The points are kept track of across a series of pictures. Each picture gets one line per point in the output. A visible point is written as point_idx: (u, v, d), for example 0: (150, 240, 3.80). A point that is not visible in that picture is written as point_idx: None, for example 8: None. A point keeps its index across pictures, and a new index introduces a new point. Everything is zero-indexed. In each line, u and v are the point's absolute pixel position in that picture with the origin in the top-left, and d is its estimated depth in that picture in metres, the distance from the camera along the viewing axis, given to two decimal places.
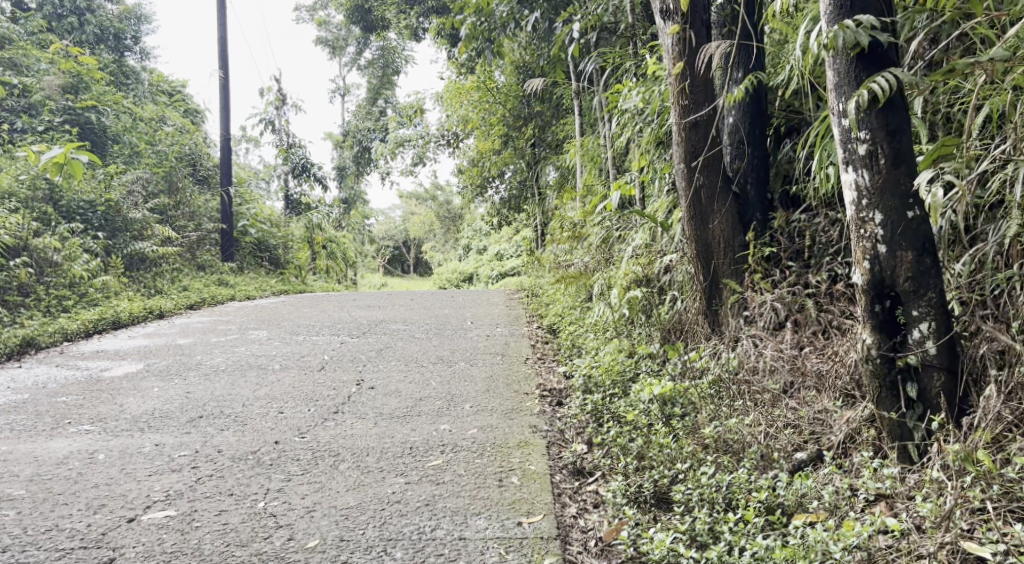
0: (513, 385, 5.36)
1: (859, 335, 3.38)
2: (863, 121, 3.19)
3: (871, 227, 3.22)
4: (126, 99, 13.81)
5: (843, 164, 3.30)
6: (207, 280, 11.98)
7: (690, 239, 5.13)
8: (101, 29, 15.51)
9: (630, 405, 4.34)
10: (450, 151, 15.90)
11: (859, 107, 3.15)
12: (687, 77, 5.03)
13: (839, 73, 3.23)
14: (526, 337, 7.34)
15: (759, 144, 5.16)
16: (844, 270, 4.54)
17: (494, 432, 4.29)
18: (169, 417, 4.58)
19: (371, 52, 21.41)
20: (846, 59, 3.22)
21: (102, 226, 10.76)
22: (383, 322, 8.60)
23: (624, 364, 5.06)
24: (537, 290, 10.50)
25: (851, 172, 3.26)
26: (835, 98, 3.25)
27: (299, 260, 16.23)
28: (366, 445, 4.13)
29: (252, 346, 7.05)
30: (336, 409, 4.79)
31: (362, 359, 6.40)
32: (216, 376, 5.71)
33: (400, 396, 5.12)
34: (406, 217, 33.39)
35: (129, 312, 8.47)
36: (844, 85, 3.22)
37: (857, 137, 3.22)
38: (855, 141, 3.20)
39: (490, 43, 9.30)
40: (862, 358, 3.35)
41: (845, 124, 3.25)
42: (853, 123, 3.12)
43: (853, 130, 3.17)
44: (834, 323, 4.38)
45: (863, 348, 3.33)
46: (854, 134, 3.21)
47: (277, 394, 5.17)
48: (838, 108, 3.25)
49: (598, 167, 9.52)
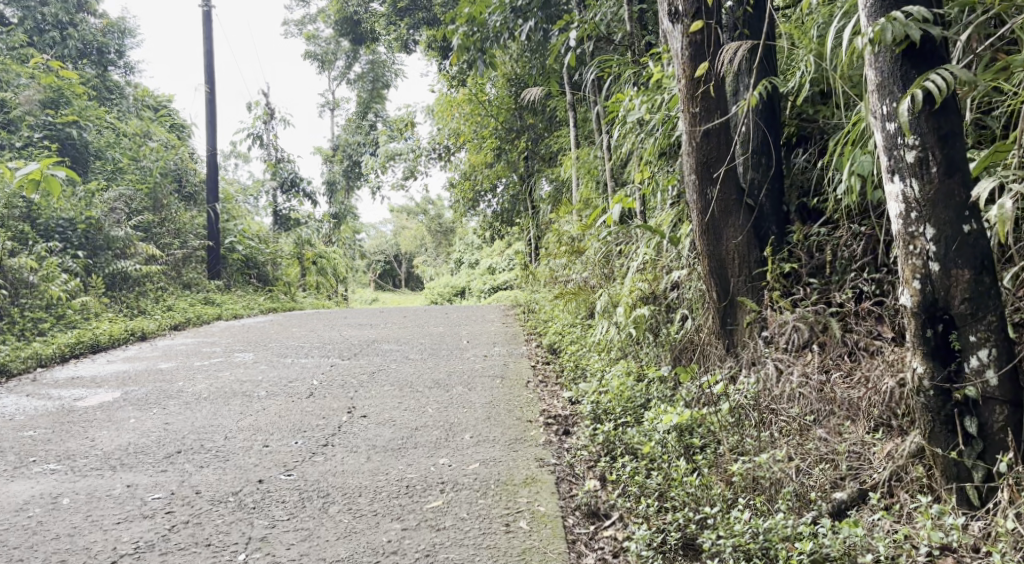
0: (515, 412, 5.02)
1: (906, 364, 3.17)
2: (912, 124, 3.00)
3: (922, 243, 3.03)
4: (109, 115, 13.49)
5: (887, 173, 3.10)
6: (193, 299, 11.63)
7: (703, 255, 4.84)
8: (84, 43, 15.19)
9: (644, 436, 4.03)
10: (442, 165, 15.62)
11: (910, 109, 2.96)
12: (699, 84, 4.76)
13: (882, 73, 3.05)
14: (526, 357, 7.01)
15: (774, 154, 4.88)
16: (871, 287, 4.28)
17: (496, 467, 3.95)
18: (144, 453, 4.23)
19: (360, 66, 21.14)
20: (892, 57, 3.03)
21: (82, 245, 10.41)
22: (374, 342, 8.26)
23: (634, 389, 4.73)
24: (533, 306, 10.18)
25: (897, 182, 3.07)
26: (878, 101, 3.08)
27: (287, 277, 15.87)
28: (357, 483, 3.79)
29: (236, 370, 6.70)
30: (325, 441, 4.46)
31: (352, 383, 6.06)
32: (197, 405, 5.35)
33: (394, 425, 4.78)
34: (397, 231, 33.08)
35: (108, 335, 8.11)
36: (889, 86, 3.04)
37: (906, 142, 3.03)
38: (904, 147, 3.01)
39: (482, 53, 9.02)
40: (913, 389, 3.13)
41: (890, 128, 3.05)
42: (905, 125, 2.95)
43: (902, 133, 2.98)
44: (861, 344, 4.13)
45: (913, 378, 3.12)
46: (902, 139, 3.02)
47: (263, 425, 4.82)
48: (884, 111, 3.05)
49: (594, 180, 9.23)
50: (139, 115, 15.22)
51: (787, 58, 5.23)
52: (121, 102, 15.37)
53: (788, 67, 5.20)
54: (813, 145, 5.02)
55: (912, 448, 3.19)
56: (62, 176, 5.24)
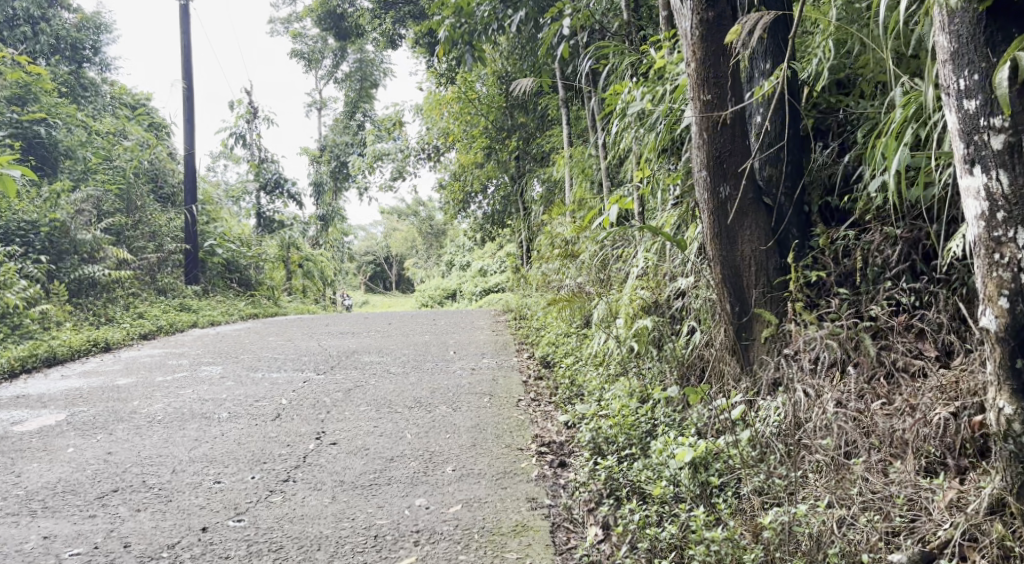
0: (504, 438, 4.45)
1: (991, 402, 2.75)
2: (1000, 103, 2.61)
3: (1011, 250, 2.62)
4: (81, 112, 12.87)
5: (965, 162, 2.71)
6: (167, 305, 11.03)
7: (715, 261, 4.32)
8: (57, 39, 14.54)
9: (655, 475, 3.48)
10: (431, 166, 15.06)
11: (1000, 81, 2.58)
12: (710, 67, 4.23)
13: (958, 41, 2.68)
14: (517, 371, 6.45)
15: (794, 147, 4.35)
16: (910, 299, 3.78)
17: (482, 512, 3.42)
18: (74, 492, 3.65)
19: (348, 65, 20.54)
20: (972, 26, 2.65)
21: (45, 250, 9.84)
22: (355, 352, 7.68)
23: (639, 415, 4.21)
24: (525, 313, 9.62)
25: (980, 174, 2.67)
26: (952, 73, 2.70)
27: (270, 281, 15.30)
28: (316, 533, 3.25)
29: (199, 387, 6.09)
30: (285, 477, 3.91)
31: (326, 402, 5.49)
32: (148, 430, 4.76)
33: (366, 455, 4.22)
34: (387, 233, 32.50)
35: (66, 347, 7.51)
36: (966, 54, 2.67)
37: (990, 124, 2.63)
38: (991, 127, 2.62)
39: (470, 47, 8.45)
40: (1002, 435, 2.70)
41: (966, 107, 2.68)
42: (998, 97, 2.56)
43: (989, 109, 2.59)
44: (900, 364, 3.66)
45: (1002, 421, 2.70)
46: (988, 118, 2.63)
47: (218, 455, 4.26)
48: (963, 85, 2.67)
49: (589, 180, 8.67)
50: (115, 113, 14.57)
51: (800, 46, 4.72)
52: (96, 101, 14.74)
53: (806, 51, 4.66)
54: (834, 139, 4.48)
55: (990, 503, 2.71)
56: (17, 175, 4.68)
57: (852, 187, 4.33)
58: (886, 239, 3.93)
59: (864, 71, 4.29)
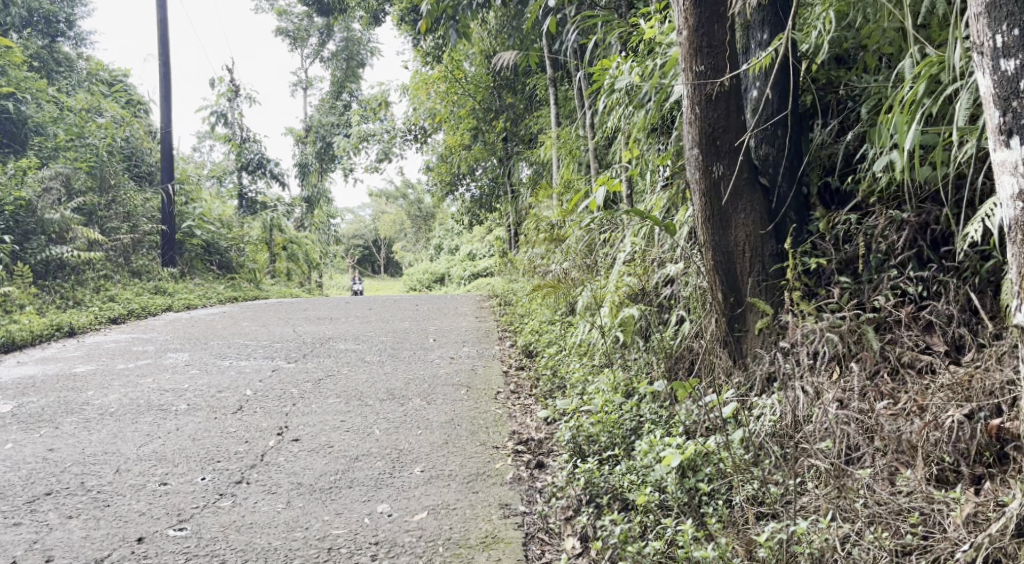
0: (478, 435, 4.15)
1: None
2: None
3: None
4: (51, 88, 12.44)
5: (1000, 132, 2.43)
6: (141, 287, 10.64)
7: (706, 246, 4.00)
8: (29, 10, 14.05)
9: (640, 480, 3.20)
10: (417, 147, 14.69)
11: None
12: (704, 36, 3.90)
13: None
14: (498, 361, 6.13)
15: (792, 124, 4.05)
16: (916, 289, 3.50)
17: (449, 520, 3.16)
18: (2, 496, 3.36)
19: (334, 43, 20.01)
20: None
21: (9, 229, 9.50)
22: (330, 340, 7.34)
23: (623, 412, 3.92)
24: (510, 299, 9.29)
25: (1017, 147, 2.39)
26: (988, 28, 2.41)
27: (252, 263, 14.93)
28: (263, 546, 3.01)
29: (161, 376, 5.76)
30: (239, 478, 3.60)
31: (292, 393, 5.16)
32: (98, 424, 4.43)
33: (330, 453, 3.92)
34: (375, 216, 32.11)
35: (26, 331, 7.17)
36: (1003, 6, 2.38)
37: None
38: None
39: (454, 22, 8.07)
40: None
41: (1004, 67, 2.39)
42: None
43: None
44: (906, 360, 3.37)
45: None
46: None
47: (169, 453, 3.94)
48: (1002, 41, 2.39)
49: (576, 161, 8.33)
50: (89, 88, 14.10)
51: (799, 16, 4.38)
52: (69, 77, 14.30)
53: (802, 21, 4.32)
54: (833, 117, 4.17)
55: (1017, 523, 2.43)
56: None
57: (853, 168, 4.04)
58: (891, 224, 3.63)
59: (870, 43, 3.96)
